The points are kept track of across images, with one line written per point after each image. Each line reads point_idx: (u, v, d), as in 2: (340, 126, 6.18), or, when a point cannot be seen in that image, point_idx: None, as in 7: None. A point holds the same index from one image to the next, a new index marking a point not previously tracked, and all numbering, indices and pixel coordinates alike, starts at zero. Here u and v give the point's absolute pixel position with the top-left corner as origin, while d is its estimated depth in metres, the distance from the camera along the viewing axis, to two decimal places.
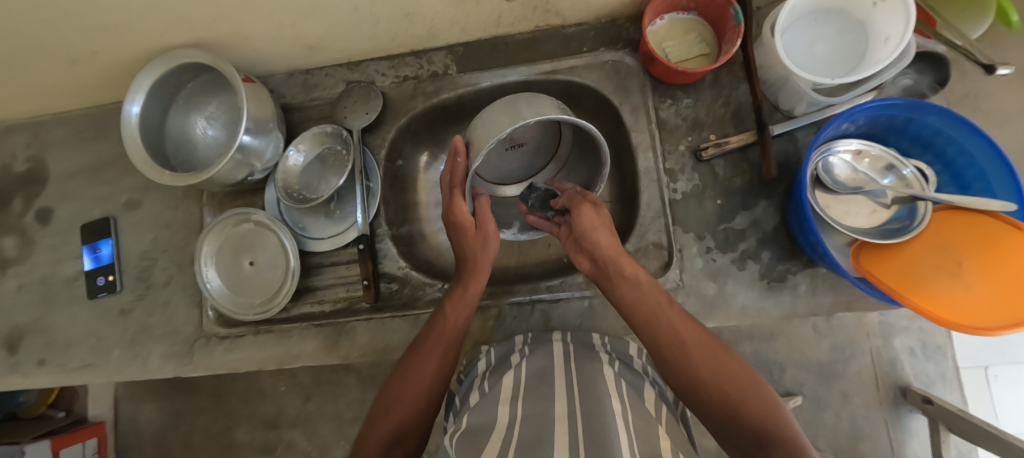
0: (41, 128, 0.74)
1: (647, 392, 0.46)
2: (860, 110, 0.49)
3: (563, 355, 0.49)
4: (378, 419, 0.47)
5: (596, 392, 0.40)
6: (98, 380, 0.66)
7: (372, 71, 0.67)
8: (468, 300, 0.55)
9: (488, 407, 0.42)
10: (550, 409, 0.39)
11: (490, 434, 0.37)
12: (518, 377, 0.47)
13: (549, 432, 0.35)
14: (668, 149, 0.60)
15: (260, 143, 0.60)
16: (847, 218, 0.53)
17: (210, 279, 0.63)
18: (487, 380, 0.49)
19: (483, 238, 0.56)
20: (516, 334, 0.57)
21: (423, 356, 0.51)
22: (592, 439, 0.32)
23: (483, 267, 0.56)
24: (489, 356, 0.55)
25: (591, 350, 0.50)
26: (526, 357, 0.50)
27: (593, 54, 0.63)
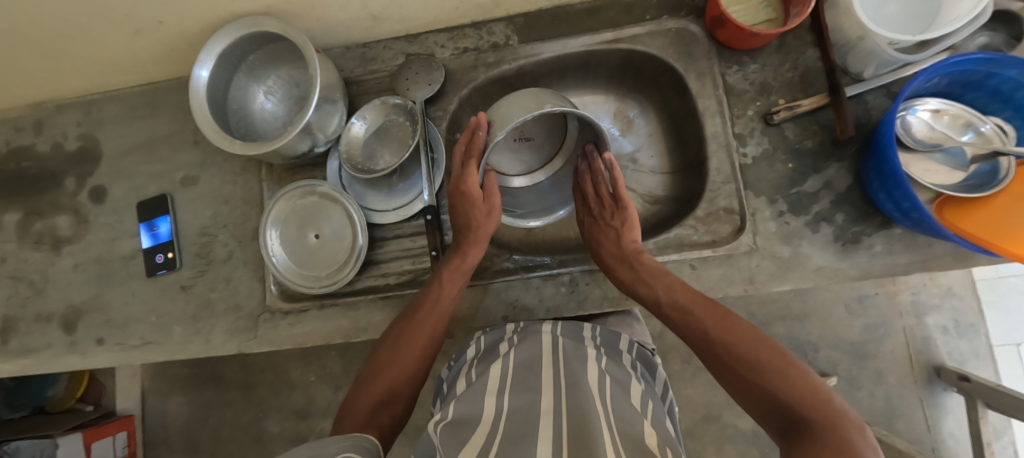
0: (93, 106, 0.74)
1: (633, 388, 0.44)
2: (944, 66, 0.48)
3: (552, 346, 0.48)
4: (367, 380, 0.48)
5: (580, 385, 0.40)
6: (161, 357, 0.65)
7: (431, 43, 0.67)
8: (464, 271, 0.55)
9: (473, 399, 0.41)
10: (536, 404, 0.39)
11: (475, 427, 0.37)
12: (506, 367, 0.46)
13: (534, 430, 0.35)
14: (736, 114, 0.60)
15: (325, 113, 0.59)
16: (927, 176, 0.53)
17: (275, 252, 0.62)
18: (474, 368, 0.49)
19: (488, 207, 0.56)
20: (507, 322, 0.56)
21: (417, 323, 0.51)
22: (577, 435, 0.33)
23: (481, 241, 0.55)
24: (479, 342, 0.55)
25: (580, 346, 0.49)
26: (514, 346, 0.49)
27: (656, 22, 0.63)
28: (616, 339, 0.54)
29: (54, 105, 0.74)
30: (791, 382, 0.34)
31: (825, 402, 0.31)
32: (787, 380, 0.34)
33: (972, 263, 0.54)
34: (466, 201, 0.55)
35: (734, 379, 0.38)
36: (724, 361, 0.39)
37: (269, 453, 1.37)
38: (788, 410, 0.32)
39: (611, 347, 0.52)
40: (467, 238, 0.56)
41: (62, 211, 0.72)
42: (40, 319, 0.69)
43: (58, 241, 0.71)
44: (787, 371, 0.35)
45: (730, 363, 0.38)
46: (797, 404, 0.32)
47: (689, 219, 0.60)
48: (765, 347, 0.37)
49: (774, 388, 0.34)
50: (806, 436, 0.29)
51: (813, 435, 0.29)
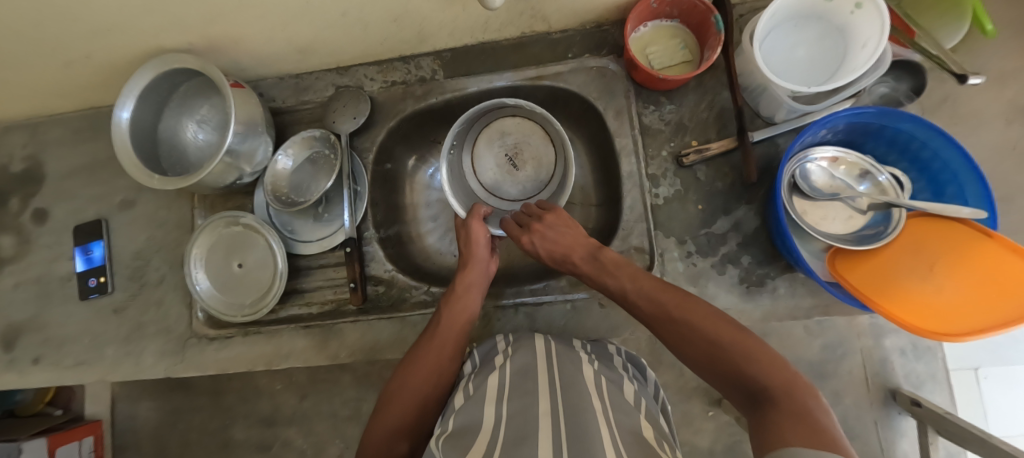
0: (38, 129, 0.75)
1: (625, 387, 0.47)
2: (836, 118, 0.49)
3: (545, 354, 0.52)
4: (385, 409, 0.50)
5: (577, 389, 0.43)
6: (92, 378, 0.67)
7: (361, 75, 0.68)
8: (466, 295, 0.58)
9: (472, 408, 0.43)
10: (533, 406, 0.41)
11: (475, 435, 0.38)
12: (502, 375, 0.48)
13: (533, 429, 0.37)
14: (651, 154, 0.61)
15: (249, 147, 0.61)
16: (823, 224, 0.53)
17: (200, 280, 0.64)
18: (471, 380, 0.50)
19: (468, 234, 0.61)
20: (497, 335, 0.59)
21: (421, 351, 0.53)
22: (574, 431, 0.35)
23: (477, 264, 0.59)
24: (474, 358, 0.56)
25: (572, 351, 0.53)
26: (509, 356, 0.52)
27: (578, 60, 0.64)
28: (605, 348, 0.55)
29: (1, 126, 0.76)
30: (745, 350, 0.35)
31: (779, 370, 0.33)
32: (742, 350, 0.35)
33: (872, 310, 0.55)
34: (465, 240, 0.61)
35: (700, 356, 0.38)
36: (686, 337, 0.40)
37: None
38: (751, 386, 0.33)
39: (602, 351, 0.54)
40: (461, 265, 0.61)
41: (6, 232, 0.74)
42: None
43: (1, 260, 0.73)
44: (737, 337, 0.37)
45: (692, 342, 0.39)
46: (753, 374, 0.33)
47: None
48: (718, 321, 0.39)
49: (729, 358, 0.36)
50: (762, 402, 0.31)
51: (771, 401, 0.30)
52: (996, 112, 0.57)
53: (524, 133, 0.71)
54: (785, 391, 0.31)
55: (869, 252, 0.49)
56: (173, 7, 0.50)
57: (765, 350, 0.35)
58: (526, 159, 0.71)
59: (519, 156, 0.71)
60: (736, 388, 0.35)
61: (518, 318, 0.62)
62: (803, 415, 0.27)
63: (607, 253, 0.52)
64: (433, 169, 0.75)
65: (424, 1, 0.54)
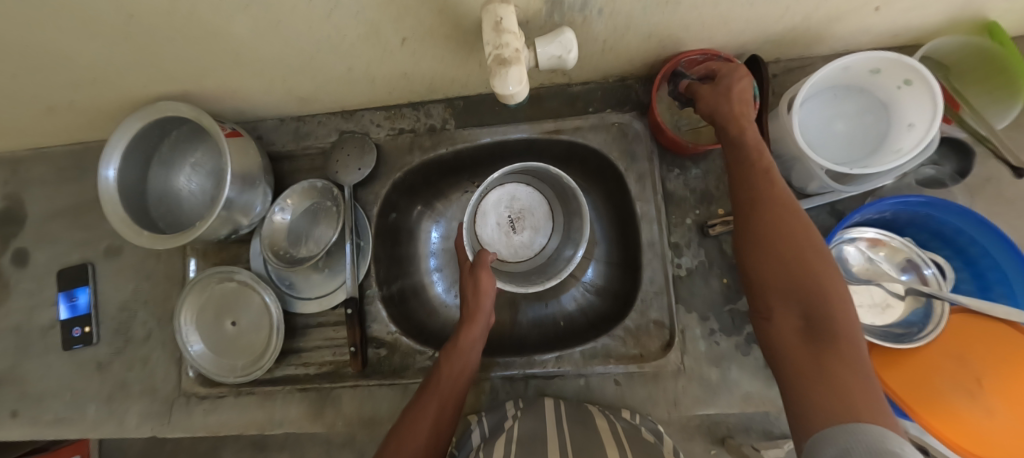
0: (20, 164, 0.71)
1: (646, 438, 0.48)
2: (879, 204, 0.47)
3: (554, 416, 0.51)
4: None
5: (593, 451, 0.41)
6: (71, 436, 0.63)
7: (367, 121, 0.64)
8: (465, 349, 0.53)
9: None
10: None
11: None
12: (512, 439, 0.47)
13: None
14: (674, 222, 0.58)
15: (246, 199, 0.57)
16: (858, 312, 0.50)
17: (193, 342, 0.60)
18: (482, 449, 0.48)
19: (475, 286, 0.56)
20: (507, 400, 0.57)
21: (419, 409, 0.48)
22: None
23: (476, 319, 0.54)
24: (481, 426, 0.55)
25: (584, 410, 0.53)
26: (518, 420, 0.51)
27: (599, 116, 0.60)
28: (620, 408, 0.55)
29: None
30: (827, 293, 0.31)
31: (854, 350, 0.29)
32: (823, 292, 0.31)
33: None
34: (472, 290, 0.56)
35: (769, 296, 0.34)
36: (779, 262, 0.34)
37: None
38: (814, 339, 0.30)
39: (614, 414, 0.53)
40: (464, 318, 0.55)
41: None
42: None
43: None
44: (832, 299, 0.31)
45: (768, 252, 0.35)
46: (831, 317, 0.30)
47: (619, 329, 0.57)
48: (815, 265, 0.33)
49: (804, 301, 0.32)
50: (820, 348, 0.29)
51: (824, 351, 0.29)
52: None
53: (531, 198, 0.69)
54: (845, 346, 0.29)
55: (904, 351, 0.46)
56: (163, 60, 0.46)
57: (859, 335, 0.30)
58: (526, 225, 0.68)
59: (519, 217, 0.68)
60: (791, 306, 0.33)
61: (526, 391, 0.59)
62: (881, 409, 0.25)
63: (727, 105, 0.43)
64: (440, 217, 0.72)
65: (437, 58, 0.49)
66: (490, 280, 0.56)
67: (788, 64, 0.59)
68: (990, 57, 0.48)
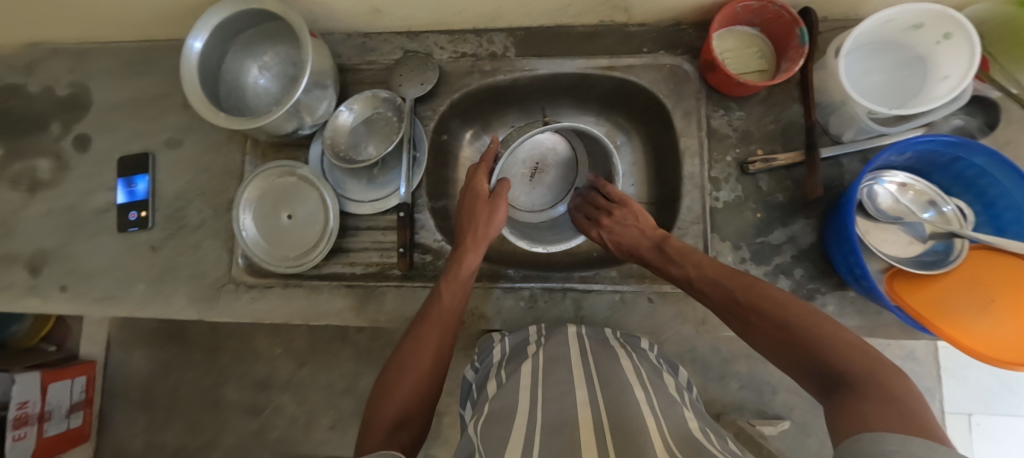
0: (87, 55, 0.73)
1: (667, 378, 0.49)
2: (913, 143, 0.50)
3: (579, 348, 0.50)
4: (379, 403, 0.45)
5: (617, 382, 0.42)
6: (120, 312, 0.66)
7: (431, 43, 0.68)
8: (463, 280, 0.55)
9: (507, 394, 0.42)
10: (570, 395, 0.39)
11: (509, 423, 0.37)
12: (536, 364, 0.47)
13: (570, 419, 0.35)
14: (715, 158, 0.61)
15: (315, 98, 0.60)
16: (883, 246, 0.54)
17: (247, 227, 0.63)
18: (504, 368, 0.50)
19: (488, 216, 0.58)
20: (530, 324, 0.58)
21: (421, 338, 0.49)
22: (612, 403, 0.37)
23: (478, 245, 0.57)
24: (503, 343, 0.56)
25: (606, 343, 0.52)
26: (542, 346, 0.51)
27: (652, 56, 0.64)
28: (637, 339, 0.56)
29: (49, 47, 0.73)
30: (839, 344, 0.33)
31: (857, 353, 0.32)
32: (832, 345, 0.33)
33: (916, 335, 0.56)
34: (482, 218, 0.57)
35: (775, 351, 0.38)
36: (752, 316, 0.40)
37: (226, 419, 1.38)
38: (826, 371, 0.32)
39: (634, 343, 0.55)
40: (464, 245, 0.57)
41: (43, 155, 0.71)
42: (4, 259, 0.69)
43: (35, 184, 0.71)
44: (780, 304, 0.39)
45: (772, 329, 0.38)
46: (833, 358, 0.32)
47: None
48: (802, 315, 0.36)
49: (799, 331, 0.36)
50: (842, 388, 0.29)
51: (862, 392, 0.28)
52: None
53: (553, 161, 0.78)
54: (873, 375, 0.29)
55: (925, 279, 0.50)
56: None
57: (829, 329, 0.34)
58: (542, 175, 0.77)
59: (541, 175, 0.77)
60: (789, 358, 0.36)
61: (564, 303, 0.61)
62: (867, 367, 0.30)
63: (673, 243, 0.53)
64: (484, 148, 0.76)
65: None
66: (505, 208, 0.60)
67: (832, 23, 0.63)
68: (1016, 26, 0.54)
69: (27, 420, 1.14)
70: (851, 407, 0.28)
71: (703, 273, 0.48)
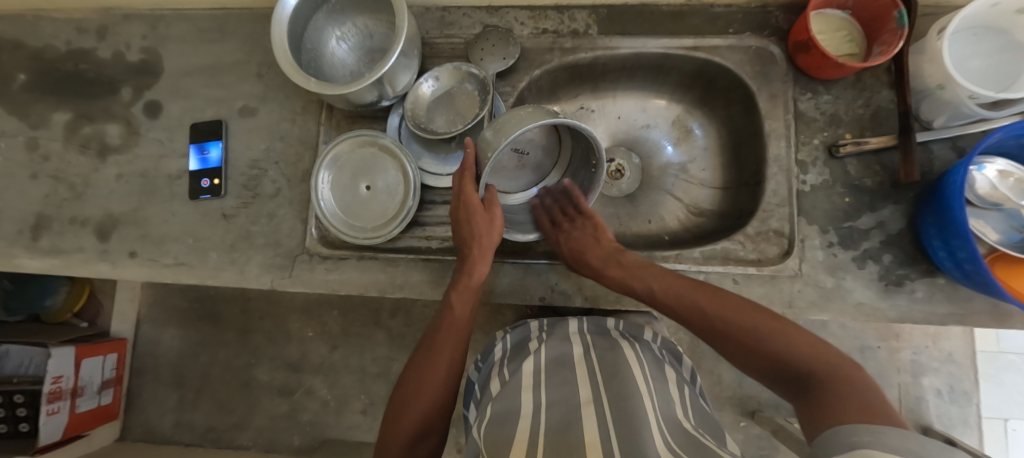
0: (162, 22, 0.73)
1: (666, 369, 0.55)
2: (1022, 128, 0.49)
3: (583, 346, 0.57)
4: (397, 417, 0.46)
5: (620, 376, 0.46)
6: (191, 279, 0.65)
7: (511, 18, 0.67)
8: (474, 289, 0.54)
9: (511, 396, 0.47)
10: (574, 395, 0.44)
11: (516, 424, 0.41)
12: (538, 362, 0.53)
13: (576, 421, 0.39)
14: (801, 141, 0.61)
15: (400, 68, 0.59)
16: (982, 231, 0.54)
17: (324, 197, 0.62)
18: (508, 367, 0.56)
19: (488, 219, 0.54)
20: (530, 320, 0.67)
21: (436, 348, 0.50)
22: (616, 399, 0.42)
23: (486, 255, 0.54)
24: (505, 341, 0.66)
25: (606, 340, 0.59)
26: (544, 344, 0.58)
27: (738, 37, 0.63)
28: (639, 331, 0.66)
29: (126, 13, 0.74)
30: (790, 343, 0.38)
31: (810, 348, 0.37)
32: (784, 340, 0.38)
33: (1006, 324, 0.56)
34: (482, 225, 0.53)
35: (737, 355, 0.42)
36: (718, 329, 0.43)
37: (255, 400, 1.37)
38: (795, 370, 0.37)
39: (637, 336, 0.63)
40: (472, 254, 0.54)
41: (113, 120, 0.71)
42: (74, 222, 0.68)
43: (104, 148, 0.71)
44: (728, 312, 0.43)
45: (727, 334, 0.42)
46: (797, 359, 0.37)
47: (738, 234, 0.60)
48: (762, 317, 0.41)
49: (766, 344, 0.39)
50: (814, 390, 0.34)
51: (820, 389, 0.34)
52: None
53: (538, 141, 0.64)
54: (835, 376, 0.34)
55: None
56: None
57: (781, 329, 0.39)
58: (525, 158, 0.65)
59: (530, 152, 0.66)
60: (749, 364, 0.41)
61: None
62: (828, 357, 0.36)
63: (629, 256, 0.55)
64: None
65: None
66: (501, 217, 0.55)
67: (925, 9, 0.62)
68: None
69: (61, 395, 1.11)
70: (815, 403, 0.33)
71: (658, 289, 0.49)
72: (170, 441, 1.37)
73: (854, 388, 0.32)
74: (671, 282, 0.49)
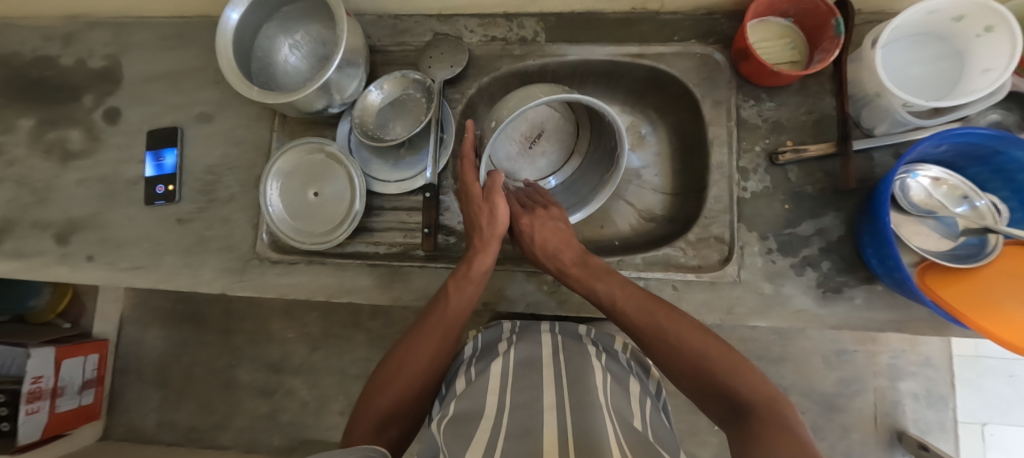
0: (124, 30, 0.74)
1: (630, 384, 0.52)
2: (950, 135, 0.49)
3: (552, 347, 0.54)
4: (376, 393, 0.47)
5: (584, 382, 0.44)
6: (146, 283, 0.66)
7: (462, 26, 0.68)
8: (476, 281, 0.54)
9: (476, 398, 0.43)
10: (538, 400, 0.41)
11: (478, 424, 0.38)
12: (506, 366, 0.50)
13: (537, 425, 0.36)
14: (744, 148, 0.61)
15: (346, 76, 0.60)
16: (917, 239, 0.54)
17: (273, 202, 0.63)
18: (475, 367, 0.53)
19: (490, 209, 0.54)
20: (505, 321, 0.63)
21: (422, 335, 0.51)
22: (579, 404, 0.39)
23: (489, 246, 0.54)
24: (477, 340, 0.61)
25: (579, 344, 0.55)
26: (513, 346, 0.55)
27: (684, 44, 0.64)
28: (611, 341, 0.62)
29: (90, 21, 0.75)
30: (737, 377, 0.38)
31: (757, 384, 0.37)
32: (731, 372, 0.38)
33: (944, 332, 0.56)
34: (487, 214, 0.54)
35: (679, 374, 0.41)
36: (670, 351, 0.42)
37: (236, 400, 1.39)
38: (734, 400, 0.36)
39: (607, 347, 0.60)
40: (475, 246, 0.55)
41: (75, 126, 0.73)
42: (36, 226, 0.70)
43: (66, 154, 0.72)
44: (682, 331, 0.43)
45: (676, 356, 0.42)
46: (736, 387, 0.37)
47: (680, 240, 0.61)
48: (710, 344, 0.41)
49: (711, 366, 0.39)
50: (744, 419, 0.34)
51: (757, 419, 0.33)
52: None
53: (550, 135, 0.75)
54: (769, 404, 0.34)
55: (963, 271, 0.50)
56: None
57: (723, 354, 0.40)
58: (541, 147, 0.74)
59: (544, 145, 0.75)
60: (695, 390, 0.40)
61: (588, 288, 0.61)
62: (770, 395, 0.35)
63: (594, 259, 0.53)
64: None
65: None
66: (503, 206, 0.53)
67: (868, 18, 0.62)
68: None
69: (41, 395, 1.13)
70: (751, 432, 0.32)
71: (620, 294, 0.49)
72: (152, 440, 1.39)
73: (785, 422, 0.32)
74: (630, 294, 0.48)
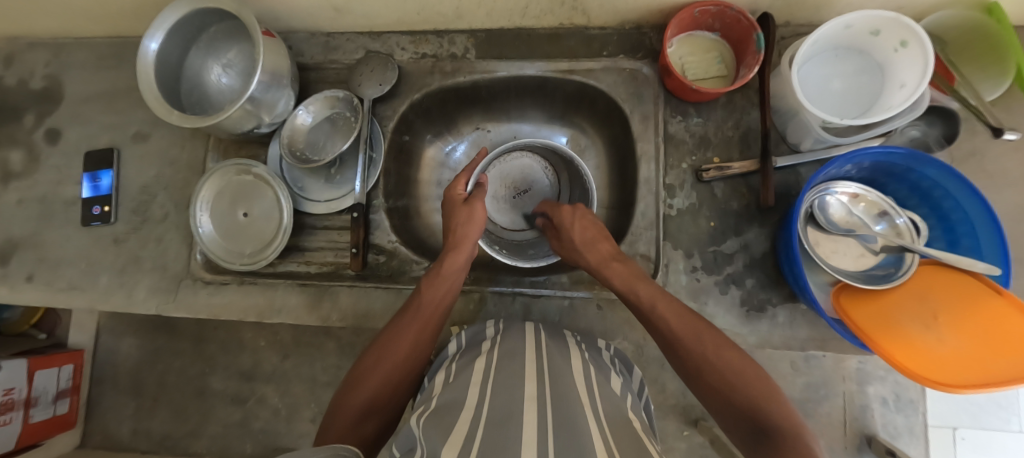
0: (62, 50, 0.75)
1: (612, 378, 0.47)
2: (862, 154, 0.48)
3: (535, 341, 0.49)
4: (352, 387, 0.43)
5: (568, 381, 0.39)
6: (83, 303, 0.67)
7: (393, 43, 0.68)
8: (449, 278, 0.52)
9: (460, 387, 0.38)
10: (519, 388, 0.37)
11: (459, 413, 0.34)
12: (489, 360, 0.44)
13: (518, 414, 0.33)
14: (670, 164, 0.61)
15: (272, 97, 0.60)
16: (833, 257, 0.54)
17: (203, 223, 0.63)
18: (456, 360, 0.46)
19: (468, 215, 0.56)
20: (488, 320, 0.55)
21: (399, 328, 0.48)
22: (561, 406, 0.34)
23: (464, 247, 0.54)
24: (460, 338, 0.53)
25: (562, 340, 0.51)
26: (498, 342, 0.48)
27: (612, 59, 0.63)
28: (595, 337, 0.56)
29: (30, 42, 0.75)
30: (767, 403, 0.34)
31: (783, 411, 0.34)
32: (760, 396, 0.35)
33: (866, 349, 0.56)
34: (465, 219, 0.56)
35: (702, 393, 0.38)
36: (694, 369, 0.38)
37: (209, 408, 1.40)
38: (760, 428, 0.33)
39: (590, 344, 0.54)
40: (449, 245, 0.55)
41: (15, 146, 0.73)
42: None
43: (6, 175, 0.73)
44: (708, 345, 0.39)
45: (698, 373, 0.38)
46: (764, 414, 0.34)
47: None
48: (738, 360, 0.37)
49: (739, 389, 0.35)
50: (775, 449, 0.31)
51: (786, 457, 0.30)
52: (1014, 175, 0.57)
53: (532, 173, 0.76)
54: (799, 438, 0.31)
55: (878, 291, 0.49)
56: None
57: (750, 374, 0.36)
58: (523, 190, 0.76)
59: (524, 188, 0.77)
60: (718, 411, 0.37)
61: (514, 306, 0.62)
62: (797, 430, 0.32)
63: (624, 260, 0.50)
64: (450, 146, 0.77)
65: None
66: (483, 212, 0.57)
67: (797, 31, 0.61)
68: (983, 34, 0.52)
69: (13, 406, 1.15)
70: None
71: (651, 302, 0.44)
72: (127, 448, 1.41)
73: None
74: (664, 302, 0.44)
